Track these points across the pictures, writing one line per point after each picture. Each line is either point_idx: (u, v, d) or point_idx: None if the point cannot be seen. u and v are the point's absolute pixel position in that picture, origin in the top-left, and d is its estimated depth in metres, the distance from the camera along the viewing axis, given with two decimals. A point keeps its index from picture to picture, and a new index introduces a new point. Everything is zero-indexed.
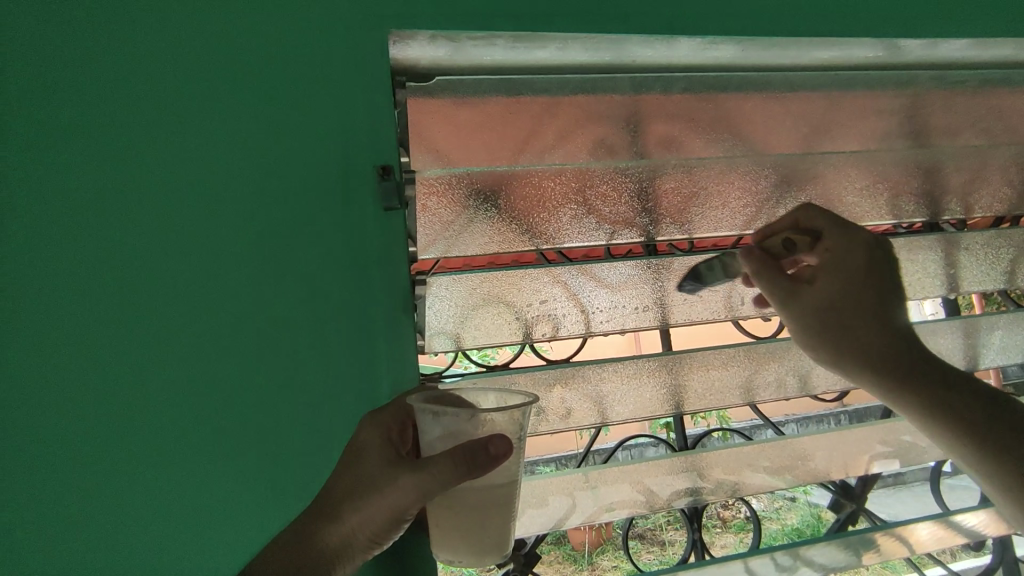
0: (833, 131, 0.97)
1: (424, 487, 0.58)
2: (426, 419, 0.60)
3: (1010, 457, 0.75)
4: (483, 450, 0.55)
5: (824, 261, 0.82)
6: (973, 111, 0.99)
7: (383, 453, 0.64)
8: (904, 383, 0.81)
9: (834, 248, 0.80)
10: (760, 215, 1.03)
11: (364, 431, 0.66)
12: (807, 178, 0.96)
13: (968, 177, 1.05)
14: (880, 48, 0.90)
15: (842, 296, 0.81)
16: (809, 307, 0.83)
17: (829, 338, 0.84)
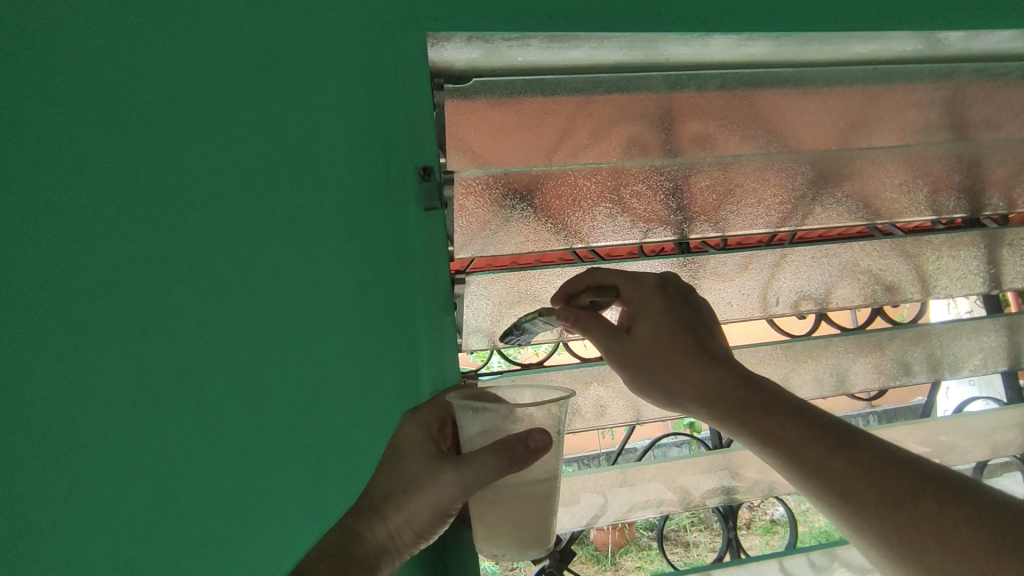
0: (871, 125, 0.96)
1: (465, 481, 0.60)
2: (465, 415, 0.62)
3: (914, 542, 0.59)
4: (523, 442, 0.56)
5: (634, 302, 0.76)
6: (1015, 104, 0.97)
7: (424, 448, 0.66)
8: (773, 435, 0.68)
9: (637, 293, 0.76)
10: (795, 213, 1.02)
11: (404, 429, 0.67)
12: (844, 173, 0.95)
13: (1011, 172, 1.02)
14: (919, 41, 0.89)
15: (683, 339, 0.75)
16: (655, 349, 0.75)
17: (655, 391, 0.77)
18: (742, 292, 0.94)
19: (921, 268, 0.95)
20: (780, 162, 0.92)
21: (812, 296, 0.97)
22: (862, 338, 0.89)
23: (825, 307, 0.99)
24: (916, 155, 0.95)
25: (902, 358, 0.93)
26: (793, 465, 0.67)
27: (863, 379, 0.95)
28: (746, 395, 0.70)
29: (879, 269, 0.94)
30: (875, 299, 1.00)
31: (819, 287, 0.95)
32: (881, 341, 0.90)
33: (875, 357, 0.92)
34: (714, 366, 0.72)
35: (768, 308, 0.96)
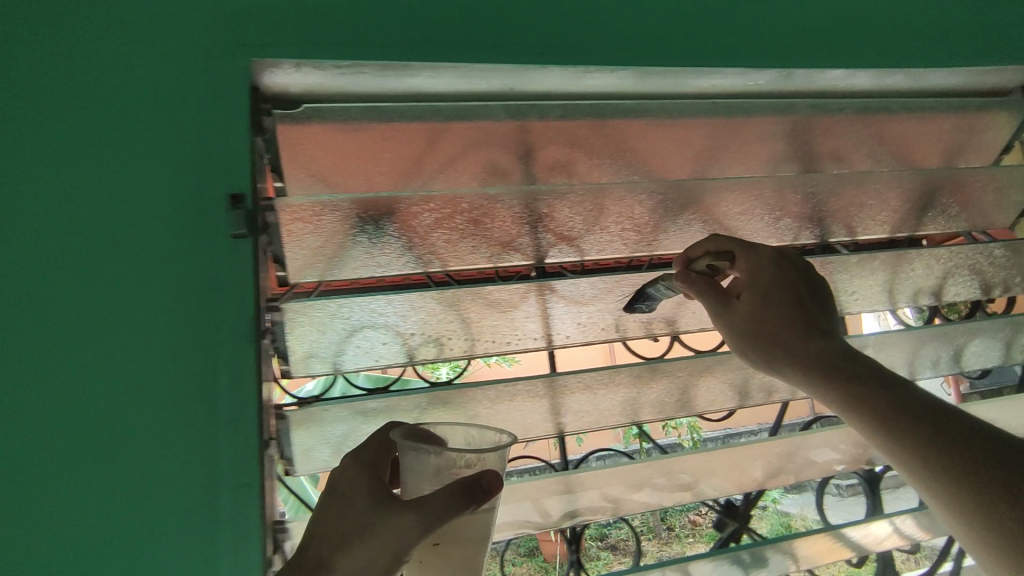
0: (712, 155, 1.00)
1: (422, 522, 0.64)
2: (410, 456, 0.69)
3: (957, 482, 0.64)
4: (478, 485, 0.62)
5: (757, 276, 0.85)
6: (848, 135, 1.04)
7: (369, 490, 0.71)
8: (859, 398, 0.72)
9: (762, 263, 0.85)
10: (645, 237, 1.05)
11: (350, 474, 0.74)
12: (690, 202, 0.99)
13: (859, 200, 1.08)
14: (760, 77, 0.92)
15: (784, 307, 0.82)
16: (767, 318, 0.83)
17: (755, 352, 0.84)
18: (586, 317, 0.99)
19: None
20: (630, 189, 0.93)
21: (663, 318, 1.00)
22: (698, 359, 0.94)
23: (679, 327, 1.03)
24: (759, 185, 0.99)
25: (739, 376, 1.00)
26: (870, 416, 0.71)
27: (706, 392, 1.02)
28: (812, 347, 0.78)
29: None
30: (724, 319, 1.06)
31: (672, 308, 0.99)
32: (719, 360, 0.95)
33: (715, 376, 0.99)
34: (805, 324, 0.80)
35: (628, 329, 0.99)
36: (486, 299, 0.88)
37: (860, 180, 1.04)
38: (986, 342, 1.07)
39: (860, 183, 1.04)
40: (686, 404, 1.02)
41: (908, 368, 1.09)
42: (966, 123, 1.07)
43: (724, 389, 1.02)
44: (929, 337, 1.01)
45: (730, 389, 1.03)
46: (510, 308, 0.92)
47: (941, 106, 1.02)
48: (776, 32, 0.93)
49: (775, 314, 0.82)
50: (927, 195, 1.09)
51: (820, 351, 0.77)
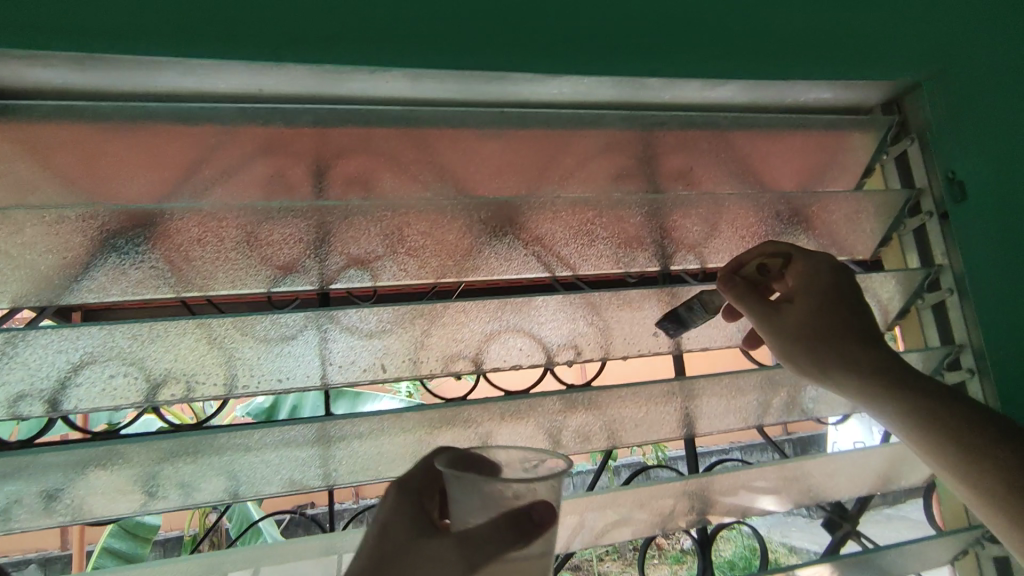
0: (529, 172, 0.89)
1: (470, 560, 0.59)
2: (456, 490, 0.63)
3: (992, 453, 0.72)
4: (527, 518, 0.57)
5: (809, 280, 0.81)
6: (689, 151, 0.93)
7: (410, 521, 0.67)
8: (953, 420, 0.74)
9: (809, 271, 0.82)
10: (461, 257, 0.85)
11: (392, 502, 0.68)
12: (499, 219, 0.82)
13: (710, 228, 0.93)
14: (560, 85, 0.82)
15: (836, 314, 0.80)
16: (811, 323, 0.80)
17: (806, 354, 0.80)
18: (377, 351, 0.79)
19: (585, 327, 0.85)
20: (427, 205, 0.78)
21: (467, 356, 0.83)
22: (492, 404, 0.77)
23: (487, 368, 0.85)
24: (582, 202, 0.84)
25: (553, 426, 0.83)
26: (888, 399, 0.76)
27: (519, 445, 0.84)
28: (867, 355, 0.77)
29: (532, 329, 0.83)
30: (552, 357, 0.88)
31: (473, 345, 0.82)
32: (520, 409, 0.79)
33: (523, 427, 0.82)
34: (846, 330, 0.79)
35: (422, 367, 0.82)
36: (242, 325, 0.70)
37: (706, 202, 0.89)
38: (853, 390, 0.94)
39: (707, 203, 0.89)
40: (493, 455, 0.84)
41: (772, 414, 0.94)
42: (822, 142, 0.97)
43: (542, 441, 0.85)
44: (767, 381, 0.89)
45: (550, 442, 0.85)
46: (279, 339, 0.73)
47: (780, 123, 0.93)
48: (590, 24, 0.79)
49: (824, 321, 0.79)
50: (790, 221, 0.94)
51: (870, 353, 0.78)
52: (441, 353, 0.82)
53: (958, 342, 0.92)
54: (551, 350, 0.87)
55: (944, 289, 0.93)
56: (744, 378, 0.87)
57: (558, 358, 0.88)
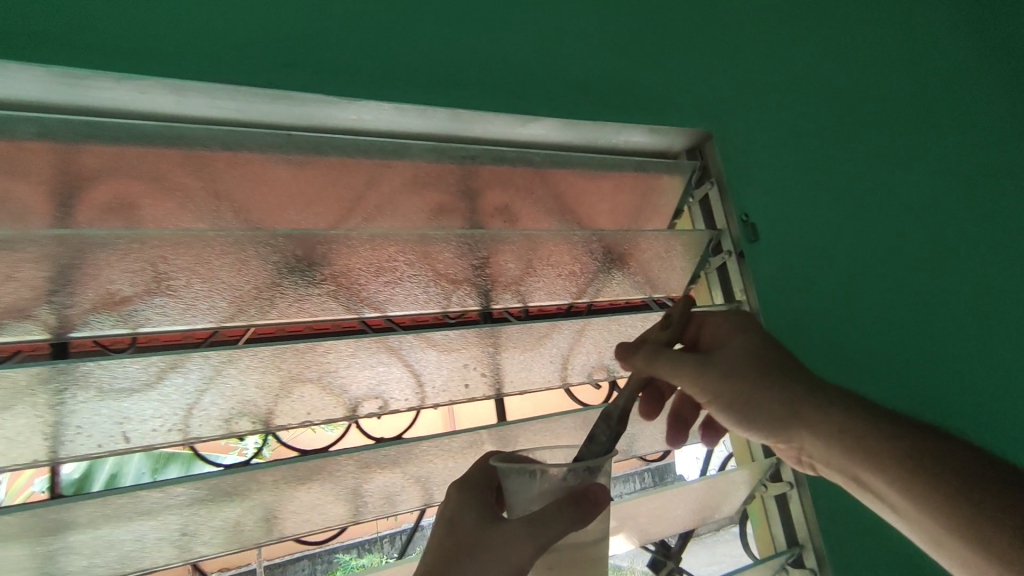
0: (328, 202, 0.82)
1: (532, 534, 0.64)
2: (520, 477, 0.68)
3: (923, 480, 0.68)
4: (585, 496, 0.64)
5: (744, 359, 0.77)
6: (506, 186, 0.91)
7: (479, 513, 0.71)
8: (859, 443, 0.72)
9: (730, 353, 0.78)
10: (253, 303, 0.76)
11: (458, 499, 0.73)
12: (291, 254, 0.73)
13: (525, 267, 0.92)
14: (355, 110, 0.76)
15: (767, 381, 0.76)
16: (735, 392, 0.77)
17: (727, 413, 0.78)
18: (125, 417, 0.66)
19: (393, 375, 0.78)
20: (194, 235, 0.66)
21: (251, 412, 0.73)
22: (272, 471, 0.65)
23: (274, 427, 0.75)
24: (393, 236, 0.77)
25: (352, 487, 0.73)
26: (855, 450, 0.73)
27: (312, 516, 0.73)
28: (756, 390, 0.76)
29: (328, 381, 0.74)
30: (354, 410, 0.80)
31: (257, 402, 0.72)
32: (309, 474, 0.68)
33: (317, 492, 0.71)
34: (755, 370, 0.77)
35: (191, 432, 0.70)
36: None
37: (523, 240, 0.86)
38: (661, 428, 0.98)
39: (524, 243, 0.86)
40: (279, 534, 0.71)
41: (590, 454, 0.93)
42: (636, 184, 1.00)
43: (341, 506, 0.74)
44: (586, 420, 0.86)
45: (350, 508, 0.75)
46: None
47: (597, 165, 0.93)
48: (392, 62, 0.77)
49: (727, 368, 0.77)
50: (607, 258, 0.95)
51: (833, 418, 0.74)
52: (215, 414, 0.70)
53: None
54: (353, 404, 0.79)
55: None
56: (562, 420, 0.83)
57: (361, 410, 0.80)
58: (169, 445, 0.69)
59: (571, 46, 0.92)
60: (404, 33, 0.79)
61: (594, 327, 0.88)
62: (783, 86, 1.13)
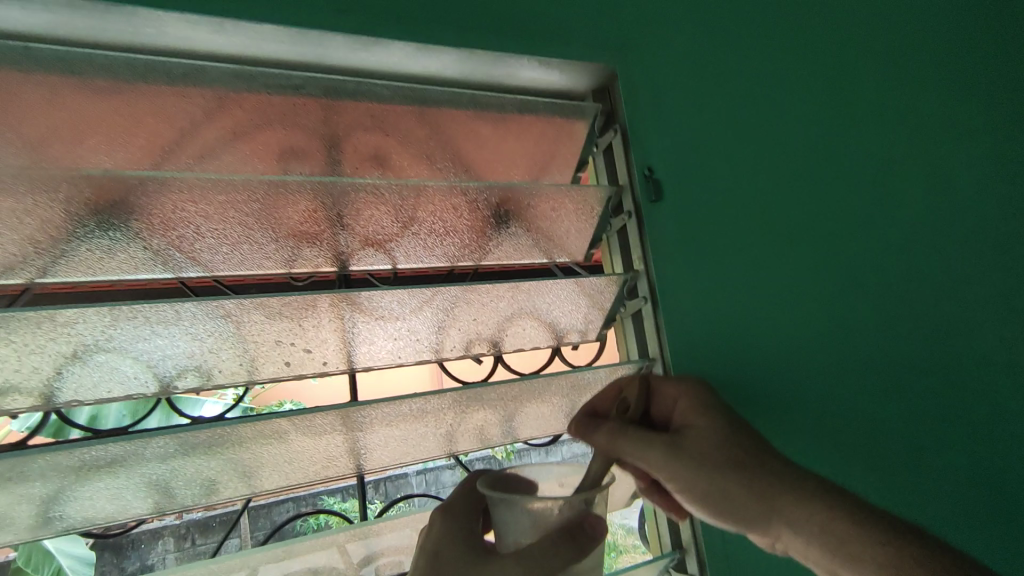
0: (125, 135, 0.66)
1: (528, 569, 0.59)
2: (502, 507, 0.63)
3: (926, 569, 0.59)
4: (582, 532, 0.61)
5: (739, 478, 0.67)
6: (359, 122, 0.75)
7: (465, 555, 0.64)
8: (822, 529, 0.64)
9: (702, 433, 0.68)
10: (33, 257, 0.62)
11: (436, 529, 0.66)
12: (69, 203, 0.59)
13: (396, 220, 0.75)
14: (127, 19, 0.60)
15: (766, 472, 0.67)
16: (708, 488, 0.67)
17: (708, 512, 0.69)
18: None
19: (205, 338, 0.64)
20: None
21: (23, 386, 0.60)
22: (41, 473, 0.55)
23: (58, 403, 0.62)
24: (197, 191, 0.62)
25: (155, 475, 0.62)
26: (837, 543, 0.64)
27: (106, 505, 0.63)
28: (731, 455, 0.67)
29: (122, 344, 0.60)
30: (168, 385, 0.66)
31: (29, 372, 0.59)
32: (94, 463, 0.57)
33: (109, 481, 0.60)
34: (715, 471, 0.67)
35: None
36: None
37: (376, 188, 0.70)
38: (565, 410, 0.84)
39: (370, 196, 0.71)
40: (62, 528, 0.62)
41: (473, 439, 0.81)
42: (533, 127, 0.85)
43: (145, 495, 0.64)
44: (454, 410, 0.74)
45: (157, 498, 0.65)
46: None
47: (469, 100, 0.78)
48: None
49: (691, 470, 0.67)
50: (496, 214, 0.81)
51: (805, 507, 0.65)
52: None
53: (652, 356, 0.84)
54: (167, 374, 0.65)
55: (641, 297, 0.86)
56: (425, 409, 0.72)
57: (178, 385, 0.66)
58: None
59: None
60: None
61: (468, 303, 0.77)
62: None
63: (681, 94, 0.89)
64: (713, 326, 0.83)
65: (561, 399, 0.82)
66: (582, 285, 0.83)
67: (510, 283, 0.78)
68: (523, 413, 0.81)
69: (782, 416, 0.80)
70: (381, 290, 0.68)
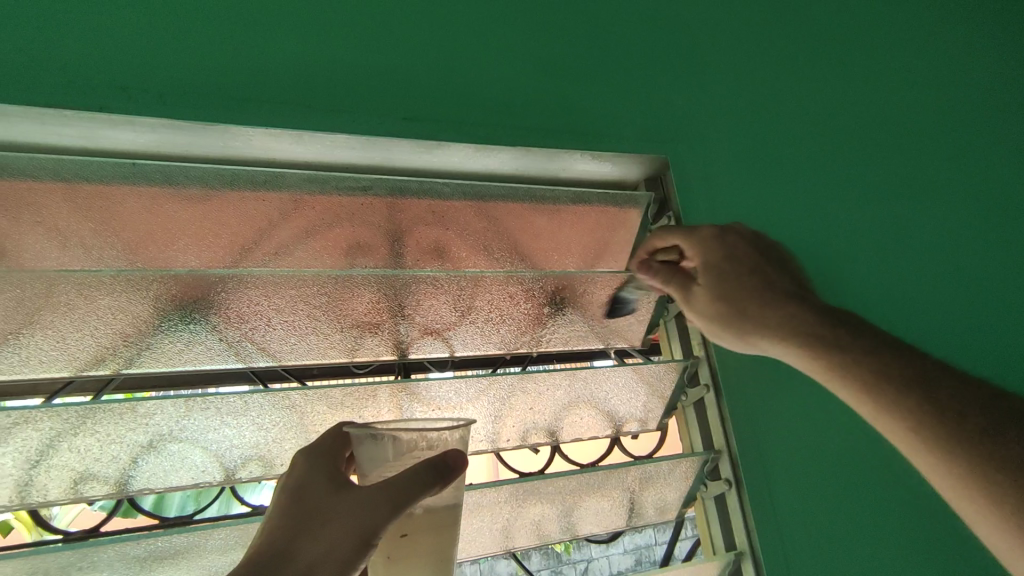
0: (208, 237, 0.71)
1: (383, 499, 0.54)
2: (368, 442, 0.57)
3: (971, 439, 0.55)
4: (443, 465, 0.53)
5: (722, 274, 0.70)
6: (420, 217, 0.79)
7: (332, 482, 0.59)
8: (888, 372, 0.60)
9: (721, 273, 0.71)
10: (122, 350, 0.66)
11: (301, 464, 0.61)
12: (158, 300, 0.63)
13: (455, 309, 0.77)
14: (219, 135, 0.67)
15: (751, 284, 0.70)
16: (730, 301, 0.70)
17: (727, 337, 0.71)
18: None
19: (269, 428, 0.65)
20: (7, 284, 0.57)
21: (101, 474, 0.63)
22: (112, 561, 0.56)
23: (130, 492, 0.64)
24: (271, 286, 0.66)
25: (214, 568, 0.62)
26: (816, 350, 0.64)
27: None
28: (781, 318, 0.67)
29: (193, 435, 0.63)
30: (232, 475, 0.67)
31: (107, 461, 0.62)
32: (159, 553, 0.58)
33: (171, 572, 0.60)
34: (754, 295, 0.69)
35: (25, 498, 0.60)
36: None
37: (437, 279, 0.73)
38: (626, 506, 0.80)
39: (430, 286, 0.73)
40: None
41: (530, 533, 0.77)
42: (585, 217, 0.87)
43: None
44: (509, 503, 0.72)
45: None
46: None
47: (525, 194, 0.81)
48: (262, 81, 0.68)
49: (711, 284, 0.71)
50: (552, 301, 0.81)
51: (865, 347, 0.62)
52: (55, 475, 0.61)
53: (717, 448, 0.79)
54: (230, 467, 0.67)
55: (703, 384, 0.83)
56: (480, 502, 0.70)
57: (241, 475, 0.68)
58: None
59: (489, 63, 0.80)
60: (281, 50, 0.70)
61: (524, 391, 0.76)
62: (757, 115, 0.99)
63: (777, 120, 1.01)
64: (815, 203, 0.97)
65: (622, 494, 0.79)
66: (641, 372, 0.80)
67: (566, 370, 0.77)
68: (583, 507, 0.78)
69: (880, 254, 0.98)
70: (438, 378, 0.69)
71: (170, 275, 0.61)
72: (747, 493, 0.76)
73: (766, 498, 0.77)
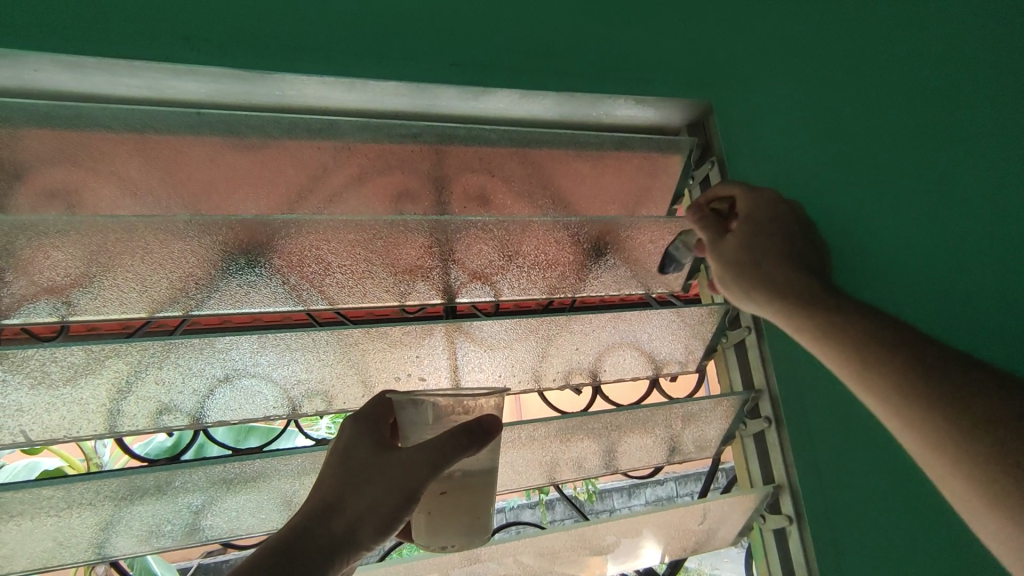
0: (267, 185, 0.74)
1: (426, 459, 0.56)
2: (409, 409, 0.60)
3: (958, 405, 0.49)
4: (479, 427, 0.55)
5: (764, 229, 0.70)
6: (466, 164, 0.80)
7: (376, 444, 0.61)
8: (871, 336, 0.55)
9: (763, 229, 0.70)
10: (193, 293, 0.70)
11: (346, 428, 0.63)
12: (226, 243, 0.67)
13: (502, 253, 0.79)
14: (274, 84, 0.69)
15: (780, 248, 0.69)
16: (760, 251, 0.69)
17: (742, 288, 0.70)
18: (59, 413, 0.63)
19: (332, 365, 0.69)
20: (92, 229, 0.60)
21: (181, 406, 0.68)
22: (200, 482, 0.62)
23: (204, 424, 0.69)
24: (328, 230, 0.69)
25: (288, 492, 0.68)
26: (818, 312, 0.61)
27: (248, 519, 0.68)
28: (801, 280, 0.65)
29: (263, 370, 0.67)
30: (297, 409, 0.72)
31: (188, 393, 0.67)
32: (241, 476, 0.63)
33: (251, 494, 0.66)
34: (789, 258, 0.67)
35: (116, 426, 0.65)
36: None
37: (486, 225, 0.75)
38: (667, 442, 0.83)
39: (479, 231, 0.75)
40: (208, 537, 0.67)
41: (575, 466, 0.81)
42: (628, 163, 0.87)
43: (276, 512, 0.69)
44: (558, 438, 0.76)
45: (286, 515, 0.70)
46: None
47: (570, 141, 0.81)
48: (314, 30, 0.69)
49: (748, 236, 0.70)
50: (596, 246, 0.83)
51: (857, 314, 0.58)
52: (143, 405, 0.66)
53: (757, 388, 0.82)
54: (296, 401, 0.71)
55: (745, 327, 0.85)
56: (529, 436, 0.74)
57: (305, 409, 0.72)
58: (93, 437, 0.65)
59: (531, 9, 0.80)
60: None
61: (569, 333, 0.79)
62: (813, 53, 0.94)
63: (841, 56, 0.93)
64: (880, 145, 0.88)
65: (663, 430, 0.82)
66: (683, 314, 0.82)
67: (612, 313, 0.79)
68: (626, 442, 0.81)
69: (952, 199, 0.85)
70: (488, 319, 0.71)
71: (235, 220, 0.64)
72: (786, 429, 0.79)
73: (806, 435, 0.79)
